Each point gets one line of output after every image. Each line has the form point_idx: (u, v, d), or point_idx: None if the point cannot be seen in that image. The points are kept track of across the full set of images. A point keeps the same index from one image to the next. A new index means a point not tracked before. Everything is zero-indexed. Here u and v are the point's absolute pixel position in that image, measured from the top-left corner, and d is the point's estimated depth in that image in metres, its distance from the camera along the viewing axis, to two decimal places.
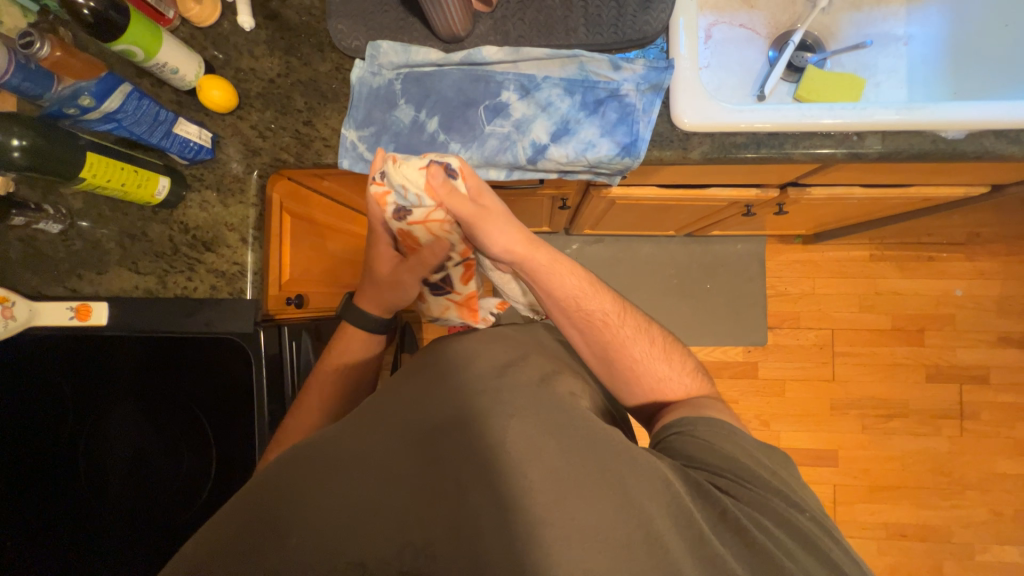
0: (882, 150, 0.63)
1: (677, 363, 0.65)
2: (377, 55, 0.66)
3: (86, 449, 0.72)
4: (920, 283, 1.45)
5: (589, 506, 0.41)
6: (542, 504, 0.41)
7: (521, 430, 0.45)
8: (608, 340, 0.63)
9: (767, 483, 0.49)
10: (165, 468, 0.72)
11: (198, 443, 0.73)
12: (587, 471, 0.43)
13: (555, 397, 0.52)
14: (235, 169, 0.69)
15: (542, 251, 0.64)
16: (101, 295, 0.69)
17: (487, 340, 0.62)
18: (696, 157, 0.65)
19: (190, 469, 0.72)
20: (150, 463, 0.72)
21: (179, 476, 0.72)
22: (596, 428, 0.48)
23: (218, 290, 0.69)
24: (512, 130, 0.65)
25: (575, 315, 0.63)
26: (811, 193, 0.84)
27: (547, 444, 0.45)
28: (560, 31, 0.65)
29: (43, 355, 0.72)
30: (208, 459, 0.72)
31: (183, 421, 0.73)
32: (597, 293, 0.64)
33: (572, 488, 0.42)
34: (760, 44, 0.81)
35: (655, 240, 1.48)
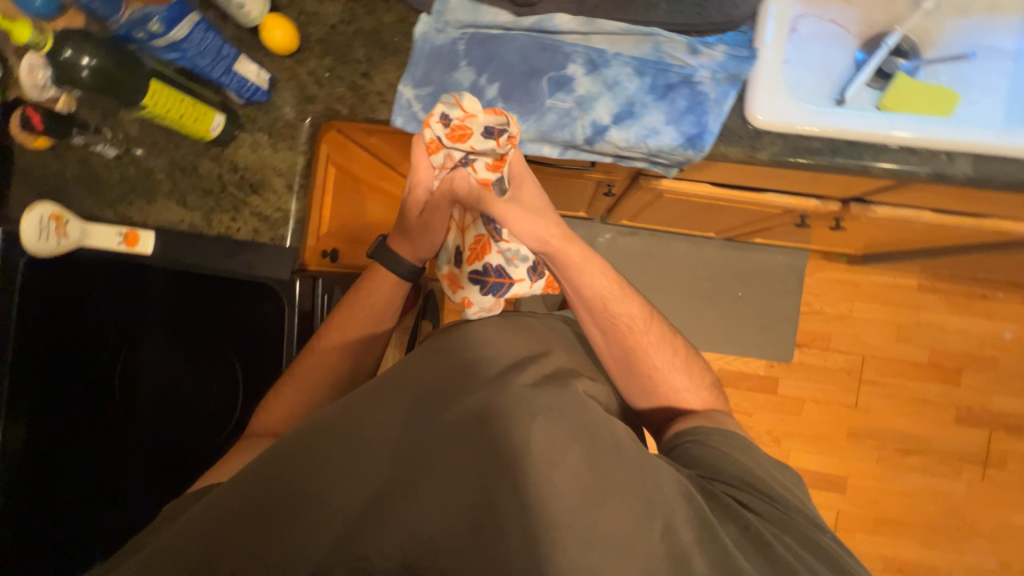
0: (971, 175, 0.58)
1: (695, 377, 0.67)
2: (444, 12, 0.64)
3: (132, 370, 0.78)
4: (966, 321, 1.37)
5: (614, 518, 0.41)
6: (563, 514, 0.40)
7: (544, 432, 0.44)
8: (629, 342, 0.66)
9: (783, 502, 0.49)
10: (196, 401, 0.78)
11: (228, 382, 0.78)
12: (613, 483, 0.43)
13: (582, 407, 0.49)
14: (288, 114, 0.68)
15: (574, 250, 0.66)
16: (148, 224, 0.70)
17: (500, 326, 0.63)
18: (765, 158, 0.61)
19: (219, 407, 0.77)
20: (183, 396, 0.78)
21: (209, 412, 0.78)
22: (618, 435, 0.47)
23: (260, 235, 0.69)
24: (574, 107, 0.62)
25: (600, 314, 0.66)
26: (874, 211, 0.79)
27: (572, 449, 0.44)
28: (638, 5, 0.61)
29: (90, 278, 0.75)
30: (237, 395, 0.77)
31: (217, 355, 0.78)
32: (624, 296, 0.67)
33: (597, 497, 0.42)
34: (848, 43, 0.76)
35: (691, 240, 1.44)
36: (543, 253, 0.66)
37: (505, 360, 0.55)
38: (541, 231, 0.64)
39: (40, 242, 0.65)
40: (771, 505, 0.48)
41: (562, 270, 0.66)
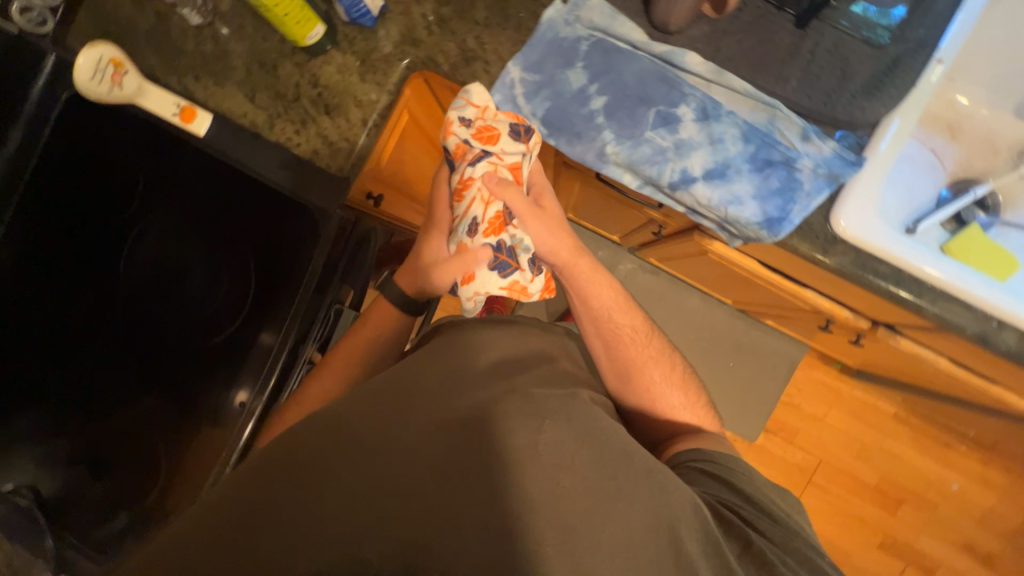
0: (1012, 348, 0.59)
1: (692, 395, 0.69)
2: (581, 5, 0.61)
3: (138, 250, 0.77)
4: (923, 460, 1.42)
5: (620, 525, 0.43)
6: (568, 522, 0.42)
7: (552, 439, 0.46)
8: (630, 355, 0.67)
9: (780, 520, 0.52)
10: (203, 293, 0.77)
11: (241, 279, 0.77)
12: (619, 487, 0.45)
13: (587, 414, 0.51)
14: (387, 48, 0.65)
15: (585, 262, 0.67)
16: (208, 105, 0.67)
17: (504, 329, 0.60)
18: (830, 264, 0.61)
19: (226, 301, 0.77)
20: (190, 282, 0.77)
21: (214, 306, 0.77)
22: (626, 445, 0.49)
23: (318, 157, 0.67)
24: (671, 148, 0.61)
25: (602, 326, 0.67)
26: (898, 342, 0.80)
27: (580, 453, 0.46)
28: (771, 74, 0.59)
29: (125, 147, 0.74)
30: (240, 304, 0.76)
31: (230, 259, 0.77)
32: (626, 309, 0.69)
33: (604, 501, 0.44)
34: (938, 177, 0.76)
35: (705, 298, 1.45)
36: (551, 263, 0.66)
37: (522, 370, 0.55)
38: (552, 242, 0.63)
39: (94, 82, 0.62)
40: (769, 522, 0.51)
41: (568, 281, 0.67)
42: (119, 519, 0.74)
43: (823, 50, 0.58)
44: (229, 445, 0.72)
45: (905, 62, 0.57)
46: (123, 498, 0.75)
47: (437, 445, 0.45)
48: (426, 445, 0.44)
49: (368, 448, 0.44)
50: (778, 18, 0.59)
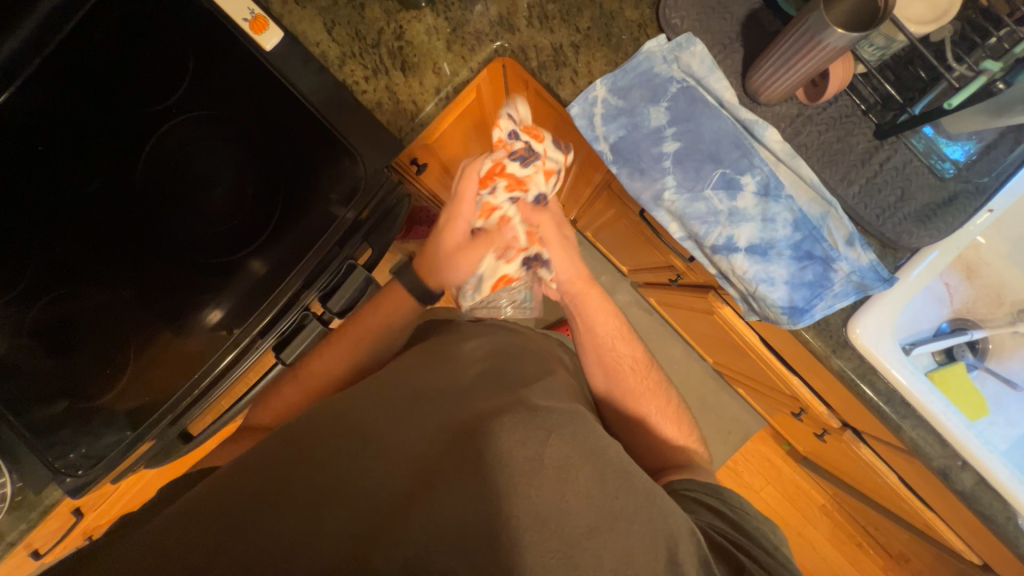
0: (967, 488, 0.63)
1: (686, 429, 0.70)
2: (683, 47, 0.60)
3: (168, 141, 0.74)
4: (836, 557, 1.48)
5: (622, 543, 0.44)
6: (567, 537, 0.43)
7: (558, 454, 0.47)
8: (629, 384, 0.69)
9: (774, 552, 0.52)
10: (217, 210, 0.74)
11: (258, 210, 0.74)
12: (618, 504, 0.46)
13: (593, 434, 0.51)
14: (481, 26, 0.63)
15: (594, 292, 0.74)
16: (283, 23, 0.64)
17: (487, 334, 0.64)
18: (832, 364, 0.63)
19: (236, 226, 0.74)
20: (206, 196, 0.74)
21: (224, 226, 0.74)
22: (628, 467, 0.50)
23: (380, 110, 0.65)
24: (724, 213, 0.62)
25: (605, 354, 0.70)
26: (859, 447, 0.84)
27: (584, 470, 0.47)
28: (838, 172, 0.60)
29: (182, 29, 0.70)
30: (255, 230, 0.74)
31: (255, 184, 0.74)
32: (629, 340, 0.72)
33: (606, 518, 0.45)
34: (945, 310, 0.79)
35: (688, 349, 1.48)
36: (565, 289, 0.74)
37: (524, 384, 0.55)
38: (569, 271, 0.73)
39: None
40: (763, 552, 0.51)
41: (574, 309, 0.73)
42: (59, 405, 0.69)
43: (892, 166, 0.60)
44: (207, 366, 0.70)
45: (961, 200, 0.59)
46: (70, 388, 0.70)
47: None
48: None
49: None
50: (860, 122, 0.60)
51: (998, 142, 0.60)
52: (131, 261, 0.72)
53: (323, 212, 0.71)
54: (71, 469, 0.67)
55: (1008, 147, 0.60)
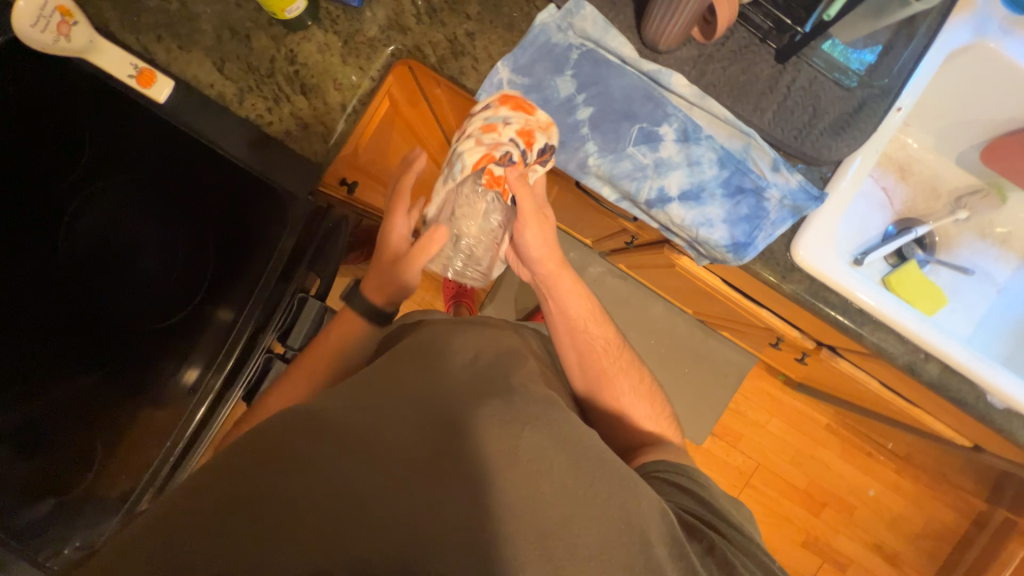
0: (934, 378, 0.65)
1: (655, 403, 0.71)
2: (574, 13, 0.61)
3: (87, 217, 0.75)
4: (850, 470, 1.52)
5: (595, 532, 0.43)
6: (543, 525, 0.42)
7: (533, 444, 0.46)
8: (601, 365, 0.68)
9: (735, 522, 0.54)
10: (159, 270, 0.78)
11: (198, 261, 0.79)
12: (596, 493, 0.45)
13: (567, 421, 0.50)
14: (372, 33, 0.63)
15: (567, 275, 0.70)
16: (170, 71, 0.62)
17: (470, 330, 0.61)
18: (786, 290, 0.64)
19: (182, 280, 0.79)
20: (145, 258, 0.78)
21: (171, 283, 0.79)
22: (599, 449, 0.50)
23: (290, 138, 0.63)
24: (651, 166, 0.62)
25: (580, 337, 0.69)
26: (838, 363, 0.86)
27: (558, 461, 0.46)
28: (750, 103, 0.61)
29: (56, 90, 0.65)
30: (199, 285, 0.79)
31: (188, 236, 0.79)
32: (601, 323, 0.71)
33: (581, 507, 0.44)
34: (888, 214, 0.81)
35: (668, 306, 1.48)
36: (538, 270, 0.70)
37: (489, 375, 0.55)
38: (544, 252, 0.68)
39: (35, 30, 0.55)
40: (733, 529, 0.53)
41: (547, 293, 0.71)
42: (43, 505, 0.67)
43: (799, 86, 0.61)
44: (179, 429, 0.69)
45: (870, 105, 0.61)
46: (47, 484, 0.68)
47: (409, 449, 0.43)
48: (394, 451, 0.43)
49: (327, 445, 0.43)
50: (760, 50, 0.61)
51: (894, 42, 0.62)
52: (84, 343, 0.74)
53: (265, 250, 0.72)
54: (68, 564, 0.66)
55: (903, 46, 0.62)
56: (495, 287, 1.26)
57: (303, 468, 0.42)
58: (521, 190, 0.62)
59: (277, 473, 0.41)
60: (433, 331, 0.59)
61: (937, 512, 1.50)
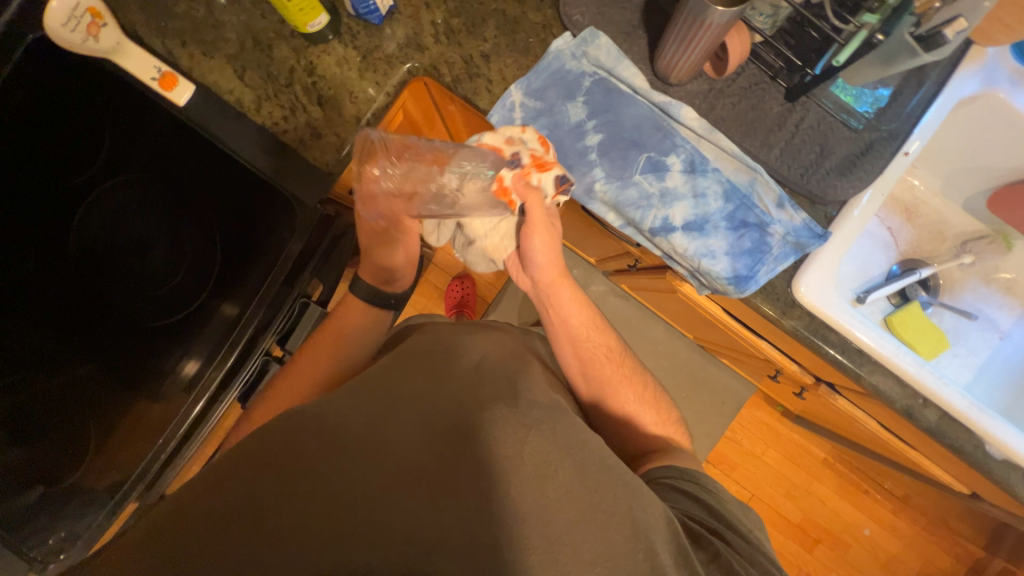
0: (933, 425, 0.64)
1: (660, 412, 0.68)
2: (589, 42, 0.62)
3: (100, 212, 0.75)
4: (845, 506, 1.49)
5: (600, 537, 0.41)
6: (548, 531, 0.40)
7: (538, 448, 0.44)
8: (603, 373, 0.67)
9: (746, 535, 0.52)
10: (161, 267, 0.80)
11: (203, 262, 0.81)
12: (604, 498, 0.44)
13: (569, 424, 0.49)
14: (391, 50, 0.64)
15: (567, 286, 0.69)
16: (192, 76, 0.63)
17: (488, 335, 0.63)
18: (786, 325, 0.64)
19: (187, 280, 0.81)
20: (148, 254, 0.79)
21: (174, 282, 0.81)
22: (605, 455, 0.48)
23: (303, 147, 0.65)
24: (656, 195, 0.63)
25: (578, 345, 0.68)
26: (836, 400, 0.85)
27: (563, 463, 0.44)
28: (758, 139, 0.62)
29: (85, 87, 0.66)
30: (203, 286, 0.81)
31: (196, 236, 0.80)
32: (599, 330, 0.69)
33: (588, 511, 0.42)
34: (891, 254, 0.81)
35: (669, 329, 1.47)
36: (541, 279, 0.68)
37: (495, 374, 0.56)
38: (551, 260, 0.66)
39: (67, 31, 0.57)
40: (741, 540, 0.51)
41: (546, 302, 0.69)
42: (34, 491, 0.68)
43: (807, 125, 0.62)
44: (175, 423, 0.70)
45: (877, 147, 0.62)
46: (40, 472, 0.69)
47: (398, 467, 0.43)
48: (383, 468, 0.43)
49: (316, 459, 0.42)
50: (770, 88, 0.62)
51: (903, 87, 0.63)
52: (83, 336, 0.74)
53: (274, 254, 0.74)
54: (51, 555, 0.68)
55: (912, 91, 0.63)
56: (496, 300, 1.25)
57: (290, 478, 0.41)
58: (531, 197, 0.60)
59: (264, 482, 0.41)
60: (444, 335, 0.61)
61: (934, 556, 1.47)
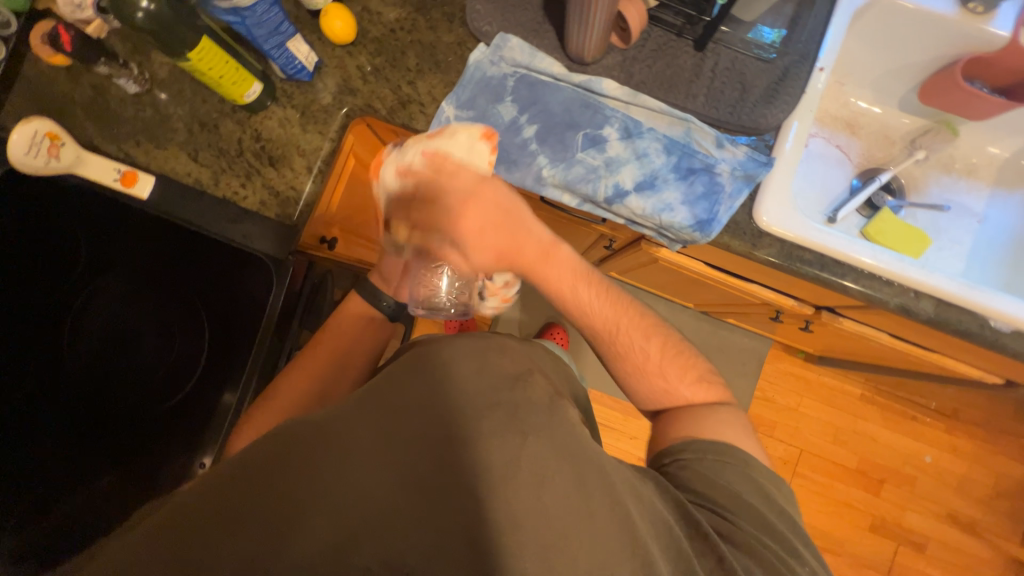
0: (932, 315, 0.64)
1: None
2: (502, 46, 0.66)
3: (92, 317, 0.79)
4: (897, 437, 1.44)
5: (592, 540, 0.41)
6: (543, 532, 0.40)
7: (534, 452, 0.44)
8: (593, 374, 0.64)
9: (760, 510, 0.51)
10: (152, 353, 0.81)
11: (192, 336, 0.81)
12: (603, 499, 0.44)
13: (567, 421, 0.48)
14: (326, 100, 0.68)
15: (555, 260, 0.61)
16: (150, 168, 0.67)
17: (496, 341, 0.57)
18: (761, 256, 0.65)
19: (179, 359, 0.81)
20: (138, 344, 0.80)
21: (168, 365, 0.81)
22: (593, 456, 0.47)
23: (266, 208, 0.68)
24: (602, 166, 0.65)
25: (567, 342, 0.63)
26: (841, 322, 0.84)
27: (558, 466, 0.43)
28: (681, 92, 0.65)
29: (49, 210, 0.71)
30: (195, 364, 0.80)
31: (182, 312, 0.81)
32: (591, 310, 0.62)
33: (585, 516, 0.42)
34: (848, 169, 0.83)
35: (668, 305, 1.47)
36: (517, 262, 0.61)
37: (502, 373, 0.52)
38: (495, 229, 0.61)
39: (30, 157, 0.62)
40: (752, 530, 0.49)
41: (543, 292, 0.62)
42: None
43: (722, 68, 0.66)
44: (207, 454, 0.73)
45: (793, 72, 0.65)
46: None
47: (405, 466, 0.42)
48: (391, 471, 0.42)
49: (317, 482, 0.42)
50: (679, 44, 0.66)
51: (800, 13, 0.67)
52: (96, 447, 0.76)
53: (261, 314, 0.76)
54: None
55: (808, 15, 0.67)
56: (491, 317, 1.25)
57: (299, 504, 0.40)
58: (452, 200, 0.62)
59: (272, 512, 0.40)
60: (435, 340, 0.57)
61: (1002, 465, 1.41)
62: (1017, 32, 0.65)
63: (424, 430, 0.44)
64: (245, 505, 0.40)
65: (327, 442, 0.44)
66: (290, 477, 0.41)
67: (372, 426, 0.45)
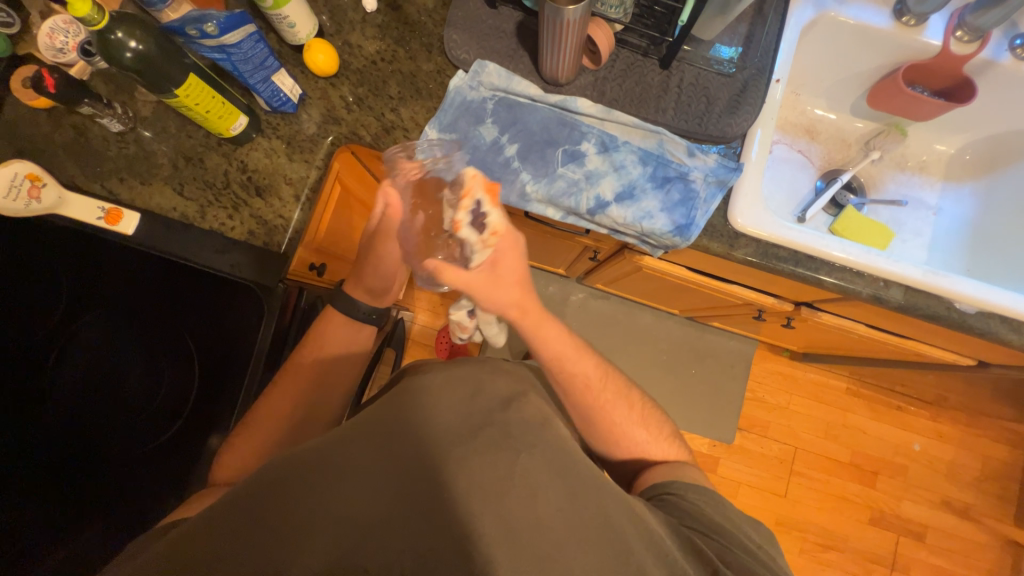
0: (902, 301, 0.67)
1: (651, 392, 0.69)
2: (480, 72, 0.69)
3: (75, 353, 0.76)
4: (885, 427, 1.47)
5: (591, 548, 0.42)
6: (542, 545, 0.41)
7: (528, 470, 0.44)
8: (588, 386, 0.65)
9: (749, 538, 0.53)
10: (137, 390, 0.77)
11: (180, 372, 0.78)
12: (597, 511, 0.44)
13: (559, 435, 0.49)
14: (311, 129, 0.70)
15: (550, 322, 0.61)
16: (135, 205, 0.67)
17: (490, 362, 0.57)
18: (739, 256, 0.68)
19: (166, 397, 0.78)
20: (122, 379, 0.77)
21: (154, 403, 0.77)
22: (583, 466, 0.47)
23: (255, 236, 0.68)
24: (583, 179, 0.67)
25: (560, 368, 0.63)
26: (821, 316, 0.88)
27: (551, 480, 0.44)
28: (651, 107, 0.69)
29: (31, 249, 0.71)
30: (183, 402, 0.78)
31: (167, 342, 0.78)
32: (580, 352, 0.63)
33: (580, 528, 0.42)
34: (811, 172, 0.88)
35: (655, 313, 1.50)
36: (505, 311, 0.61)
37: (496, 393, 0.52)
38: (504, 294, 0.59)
39: (10, 201, 0.62)
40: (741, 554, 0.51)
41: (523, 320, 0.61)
42: None
43: (687, 84, 0.70)
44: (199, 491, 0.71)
45: (752, 84, 0.70)
46: None
47: (408, 480, 0.42)
48: (393, 486, 0.42)
49: (318, 502, 0.41)
50: (646, 63, 0.71)
51: (754, 31, 0.72)
52: (77, 495, 0.72)
53: (251, 342, 0.75)
54: None
55: (761, 32, 0.73)
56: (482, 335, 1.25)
57: (301, 520, 0.40)
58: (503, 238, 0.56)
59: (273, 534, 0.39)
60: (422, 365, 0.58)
61: (986, 448, 1.46)
62: (946, 41, 0.72)
63: (423, 443, 0.45)
64: (248, 530, 0.39)
65: (327, 462, 0.44)
66: (292, 498, 0.41)
67: (373, 444, 0.45)
